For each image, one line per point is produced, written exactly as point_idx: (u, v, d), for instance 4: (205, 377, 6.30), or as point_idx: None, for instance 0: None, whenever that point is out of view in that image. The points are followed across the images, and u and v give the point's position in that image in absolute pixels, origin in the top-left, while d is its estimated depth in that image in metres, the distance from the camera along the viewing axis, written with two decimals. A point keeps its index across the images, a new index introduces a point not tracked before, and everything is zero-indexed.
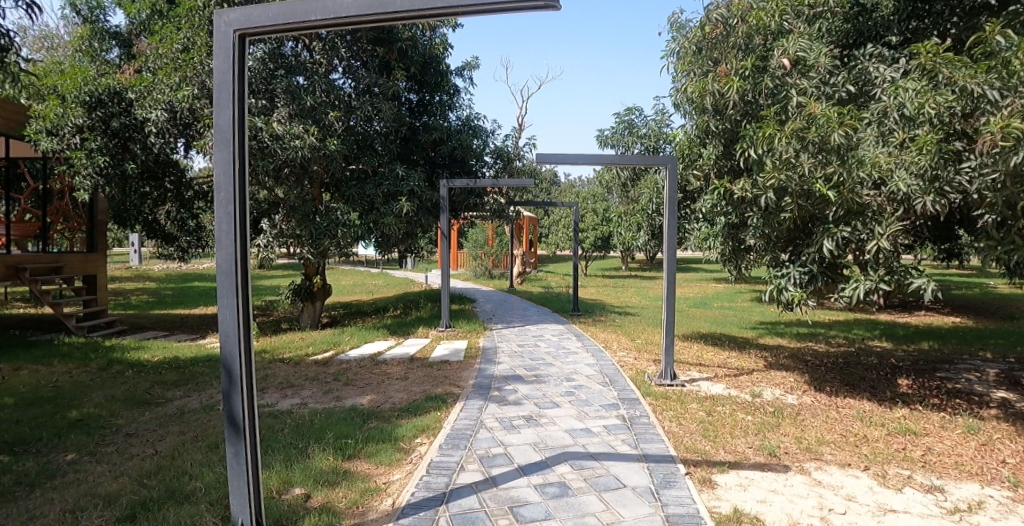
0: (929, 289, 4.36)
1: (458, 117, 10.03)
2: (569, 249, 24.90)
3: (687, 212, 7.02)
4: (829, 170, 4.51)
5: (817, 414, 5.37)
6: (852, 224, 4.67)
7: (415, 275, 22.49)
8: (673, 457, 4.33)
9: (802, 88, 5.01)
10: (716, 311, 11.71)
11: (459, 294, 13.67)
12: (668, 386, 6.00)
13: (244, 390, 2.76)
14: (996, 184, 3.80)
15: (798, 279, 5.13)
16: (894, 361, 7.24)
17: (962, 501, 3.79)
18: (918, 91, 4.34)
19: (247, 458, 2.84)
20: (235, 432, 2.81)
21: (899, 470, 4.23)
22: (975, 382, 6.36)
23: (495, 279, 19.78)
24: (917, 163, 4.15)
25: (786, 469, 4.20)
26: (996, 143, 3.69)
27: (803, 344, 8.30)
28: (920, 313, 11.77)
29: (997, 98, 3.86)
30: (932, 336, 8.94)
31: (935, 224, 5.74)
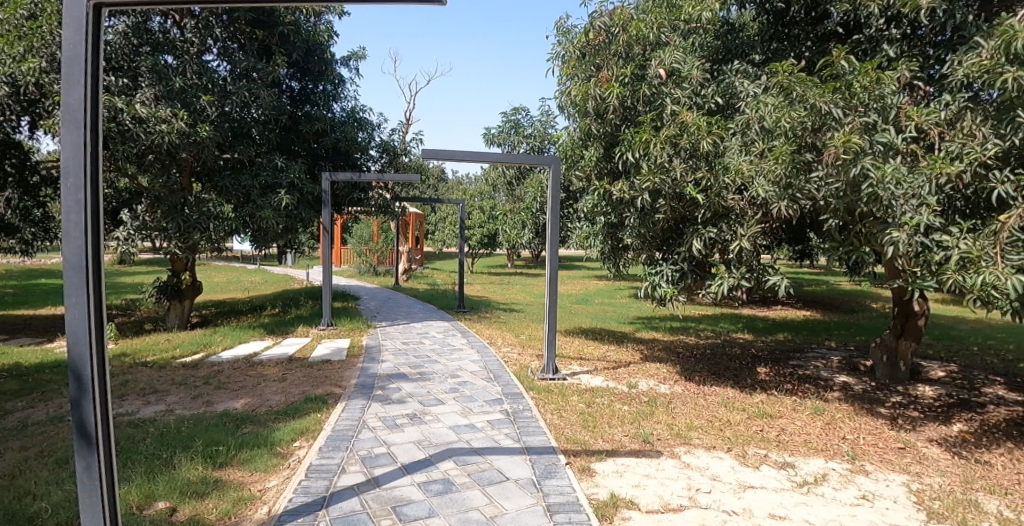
0: (783, 286, 4.67)
1: (342, 108, 9.72)
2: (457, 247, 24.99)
3: (569, 212, 7.17)
4: (698, 175, 4.84)
5: (687, 402, 5.73)
6: (718, 225, 4.97)
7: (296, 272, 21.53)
8: (554, 448, 4.48)
9: (677, 98, 5.18)
10: (597, 307, 12.24)
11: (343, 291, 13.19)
12: (551, 379, 6.17)
13: (99, 397, 2.28)
14: (839, 192, 4.18)
15: (670, 277, 5.37)
16: (753, 351, 7.91)
17: (809, 475, 4.22)
18: (776, 105, 4.56)
19: (101, 474, 2.36)
20: (86, 445, 2.32)
21: (757, 450, 4.63)
22: (822, 368, 7.01)
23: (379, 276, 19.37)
24: (773, 172, 4.43)
25: (659, 454, 4.48)
26: (840, 156, 4.05)
27: (676, 337, 8.89)
28: (778, 307, 13.00)
29: (840, 115, 4.20)
30: (787, 328, 9.91)
31: (789, 227, 6.30)
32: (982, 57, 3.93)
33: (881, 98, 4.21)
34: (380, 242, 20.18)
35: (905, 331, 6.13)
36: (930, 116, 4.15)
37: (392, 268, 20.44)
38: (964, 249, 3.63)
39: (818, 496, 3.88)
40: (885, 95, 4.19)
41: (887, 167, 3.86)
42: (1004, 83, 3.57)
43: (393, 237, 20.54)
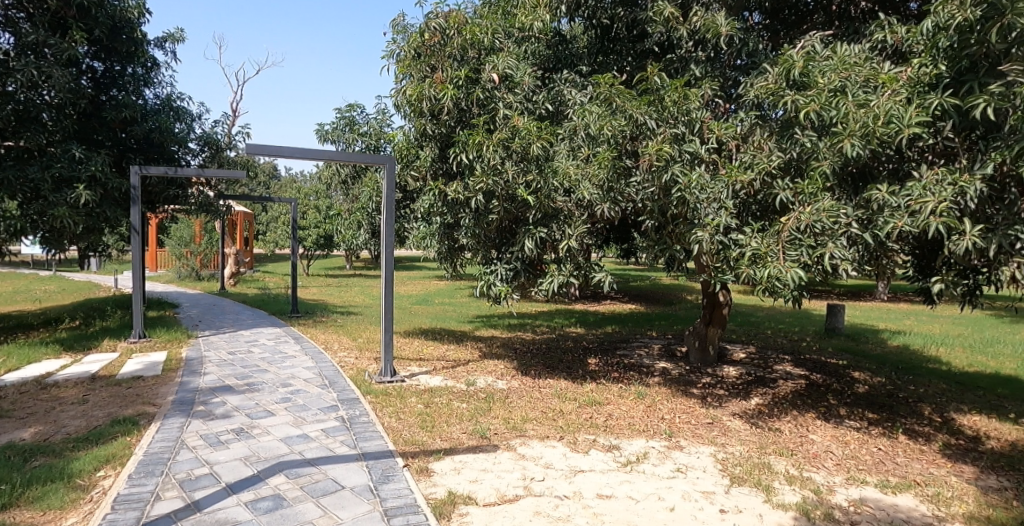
0: (607, 282, 4.91)
1: (157, 95, 8.84)
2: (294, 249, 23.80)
3: (405, 212, 7.10)
4: (529, 178, 4.94)
5: (522, 395, 5.96)
6: (548, 226, 5.14)
7: (102, 278, 19.04)
8: (391, 452, 4.43)
9: (509, 102, 5.38)
10: (437, 307, 12.34)
11: (159, 298, 11.91)
12: (388, 383, 6.08)
13: None
14: (654, 196, 4.55)
15: (504, 275, 5.47)
16: (584, 344, 8.45)
17: (632, 454, 4.58)
18: (600, 114, 4.88)
19: None
20: None
21: (587, 435, 4.93)
22: (644, 356, 7.65)
23: (204, 281, 17.75)
24: (597, 176, 4.66)
25: (496, 448, 4.60)
26: (653, 162, 4.40)
27: (513, 333, 9.23)
28: (607, 301, 14.02)
29: (654, 126, 4.59)
30: (615, 321, 10.72)
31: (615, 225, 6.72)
32: (767, 81, 4.52)
33: (688, 112, 4.60)
34: (204, 244, 18.59)
35: (713, 319, 6.88)
36: (728, 131, 4.53)
37: (217, 272, 18.96)
38: (754, 245, 3.97)
39: (639, 472, 4.23)
40: (691, 110, 4.58)
41: (692, 174, 4.24)
42: (785, 105, 4.16)
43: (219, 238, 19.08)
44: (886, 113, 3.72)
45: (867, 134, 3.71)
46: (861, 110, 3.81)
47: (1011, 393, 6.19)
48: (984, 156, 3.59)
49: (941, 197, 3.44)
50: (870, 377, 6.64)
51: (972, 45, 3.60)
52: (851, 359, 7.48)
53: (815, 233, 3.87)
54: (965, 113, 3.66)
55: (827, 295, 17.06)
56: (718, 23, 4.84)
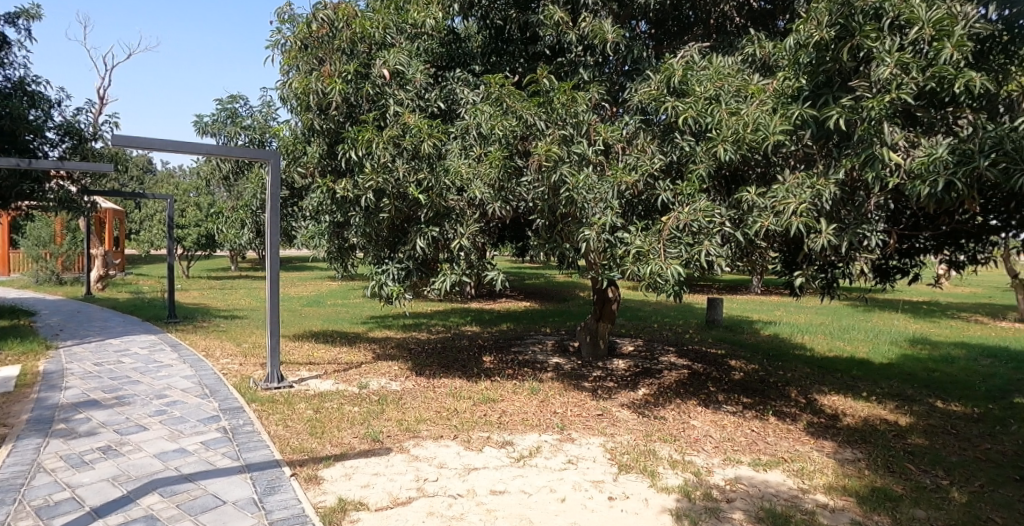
0: (499, 280, 4.98)
1: (6, 77, 7.86)
2: (172, 250, 22.12)
3: (293, 210, 6.81)
4: (420, 176, 4.89)
5: (417, 396, 5.90)
6: (441, 225, 5.11)
7: None
8: (278, 461, 4.22)
9: (400, 99, 5.25)
10: (330, 309, 11.95)
11: (7, 305, 10.62)
12: (275, 389, 5.80)
13: None
14: (545, 195, 4.58)
15: (396, 275, 5.41)
16: (480, 342, 8.52)
17: (525, 449, 4.66)
18: (492, 114, 4.92)
19: None
20: None
21: (481, 433, 4.96)
22: (538, 351, 7.83)
23: (64, 285, 16.06)
24: (488, 175, 4.68)
25: (389, 451, 4.52)
26: (542, 163, 4.49)
27: (408, 333, 9.13)
28: (502, 300, 14.22)
29: (543, 127, 4.72)
30: (509, 318, 10.91)
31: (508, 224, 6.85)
32: (651, 88, 4.66)
33: (576, 115, 4.75)
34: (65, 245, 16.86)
35: (603, 315, 7.12)
36: (614, 133, 4.73)
37: (81, 275, 17.24)
38: (638, 243, 4.11)
39: (532, 466, 4.31)
40: (579, 112, 4.73)
41: (580, 175, 4.31)
42: (667, 110, 4.42)
43: (83, 238, 17.39)
44: (755, 122, 3.98)
45: (737, 140, 3.98)
46: (732, 118, 4.08)
47: (862, 374, 6.94)
48: (836, 162, 3.97)
49: (801, 199, 3.76)
50: (744, 364, 7.20)
51: (828, 62, 3.97)
52: (728, 348, 8.08)
53: (692, 232, 4.08)
54: (821, 123, 3.96)
55: (706, 290, 18.34)
56: (605, 29, 5.02)
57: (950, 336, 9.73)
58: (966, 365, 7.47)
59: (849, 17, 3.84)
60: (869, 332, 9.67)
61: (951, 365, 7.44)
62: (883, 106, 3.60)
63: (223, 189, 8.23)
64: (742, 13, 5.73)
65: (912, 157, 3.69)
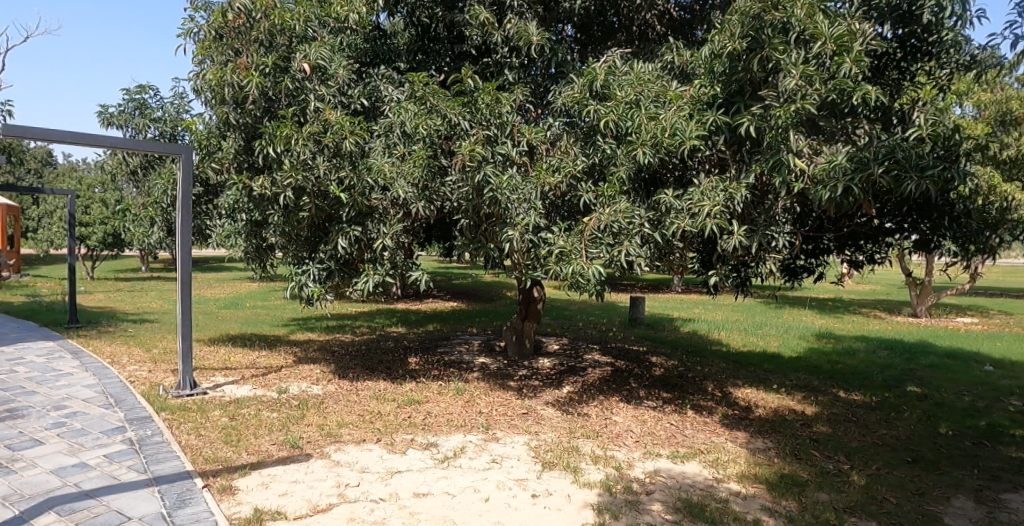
0: (423, 280, 4.92)
1: None
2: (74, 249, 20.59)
3: (207, 208, 6.50)
4: (342, 174, 4.77)
5: (339, 400, 5.76)
6: (364, 224, 4.99)
7: None
8: (190, 473, 4.00)
9: (320, 95, 5.12)
10: (249, 311, 11.48)
11: None
12: (187, 396, 5.50)
13: None
14: (469, 195, 4.57)
15: (317, 276, 5.23)
16: (406, 343, 8.41)
17: (450, 450, 4.64)
18: (416, 113, 4.86)
19: None
20: None
21: (405, 435, 4.90)
22: (464, 352, 7.82)
23: None
24: (412, 174, 4.62)
25: (309, 457, 4.38)
26: (466, 163, 4.49)
27: (331, 336, 8.90)
28: (429, 300, 14.12)
29: (468, 127, 4.71)
30: (436, 319, 10.84)
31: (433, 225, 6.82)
32: (574, 90, 4.79)
33: (500, 116, 4.78)
34: None
35: (528, 314, 7.24)
36: (538, 135, 4.80)
37: None
38: (562, 244, 4.18)
39: (456, 467, 4.29)
40: (503, 113, 4.77)
41: (504, 176, 4.37)
42: (589, 114, 4.51)
43: None
44: (672, 127, 4.11)
45: (655, 144, 4.11)
46: (651, 122, 4.20)
47: (773, 367, 7.34)
48: (748, 167, 4.20)
49: (715, 202, 3.93)
50: (665, 360, 7.46)
51: (740, 71, 4.17)
52: (650, 345, 8.36)
53: (613, 232, 4.18)
54: (733, 129, 4.15)
55: (630, 289, 18.90)
56: (530, 32, 5.08)
57: (851, 330, 10.45)
58: (865, 357, 8.04)
59: (758, 30, 4.04)
60: (779, 327, 10.25)
61: (852, 357, 8.00)
62: (789, 115, 3.80)
63: (132, 186, 7.75)
64: (662, 22, 5.93)
65: (814, 163, 3.91)
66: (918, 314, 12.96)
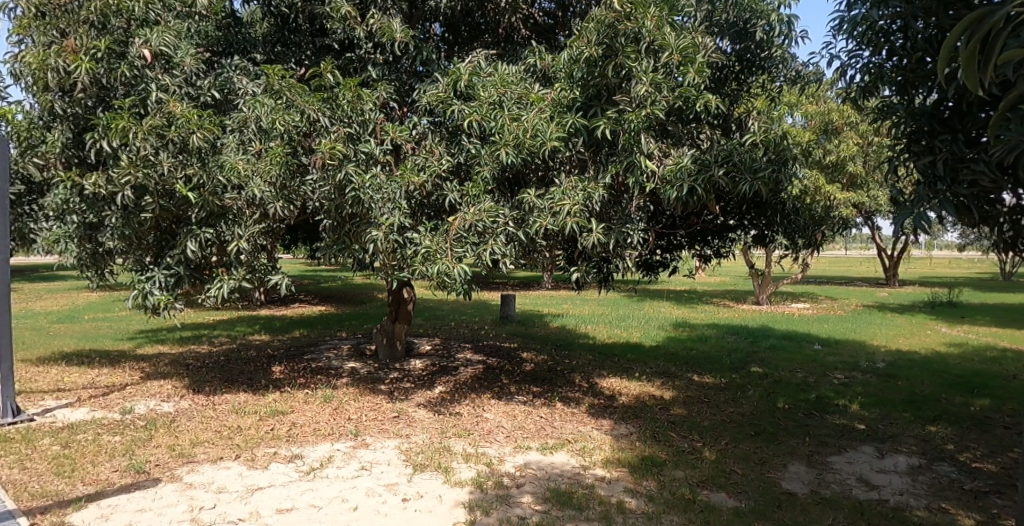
0: (284, 284, 4.73)
1: None
2: None
3: (31, 209, 5.76)
4: (189, 172, 4.45)
5: (193, 416, 5.34)
6: (217, 226, 4.69)
7: None
8: (11, 512, 3.51)
9: (164, 85, 4.71)
10: (86, 324, 10.29)
11: None
12: (9, 425, 4.83)
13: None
14: (330, 195, 4.42)
15: (164, 282, 4.82)
16: (270, 351, 7.97)
17: (316, 460, 4.46)
18: (273, 107, 4.62)
19: None
20: None
21: (267, 449, 4.64)
22: (333, 357, 7.55)
23: None
24: (269, 172, 4.40)
25: (157, 482, 4.02)
26: (326, 161, 4.33)
27: (184, 347, 8.22)
28: (296, 305, 13.49)
29: (329, 124, 4.53)
30: (303, 325, 10.38)
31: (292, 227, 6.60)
32: (439, 90, 4.78)
33: (362, 113, 4.67)
34: None
35: (399, 316, 7.10)
36: (402, 134, 4.78)
37: None
38: (426, 244, 4.16)
39: (323, 478, 4.13)
40: (365, 111, 4.66)
41: (366, 175, 4.25)
42: (454, 113, 4.53)
43: None
44: (533, 128, 4.24)
45: (518, 145, 4.21)
46: (514, 123, 4.31)
47: (636, 356, 7.81)
48: (605, 167, 4.41)
49: (575, 201, 4.10)
50: (535, 356, 7.69)
51: (597, 77, 4.33)
52: (521, 341, 8.58)
53: (478, 232, 4.24)
54: (591, 132, 4.36)
55: (504, 289, 19.27)
56: (393, 28, 5.02)
57: (703, 319, 11.41)
58: (714, 342, 8.81)
59: (613, 38, 4.24)
60: (640, 319, 10.95)
61: (704, 343, 8.73)
62: (641, 120, 4.04)
63: None
64: (527, 25, 6.06)
65: (664, 164, 4.19)
66: (761, 301, 14.43)
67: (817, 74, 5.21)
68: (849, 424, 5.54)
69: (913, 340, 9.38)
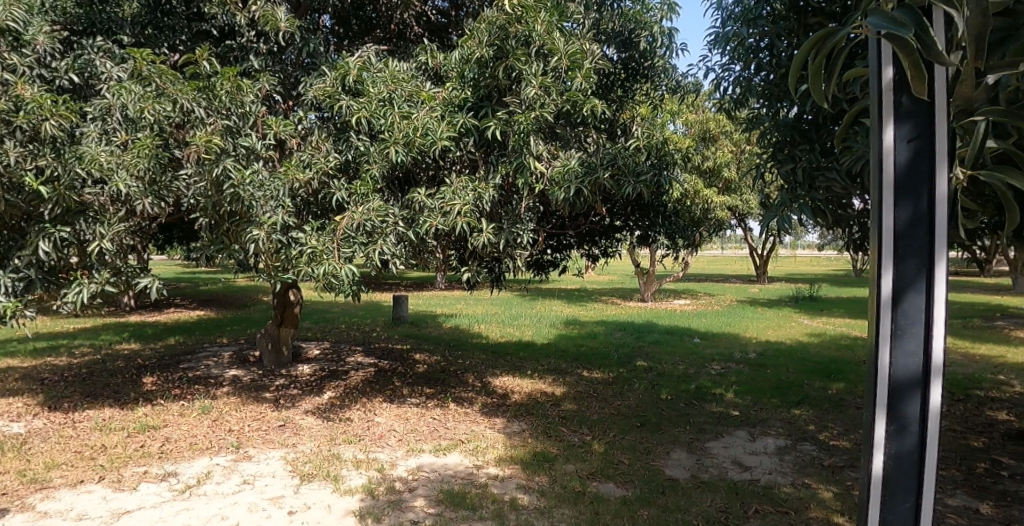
0: (154, 288, 4.29)
1: None
2: None
3: None
4: (41, 163, 3.97)
5: (48, 437, 4.78)
6: (74, 223, 4.18)
7: None
8: None
9: (11, 65, 4.17)
10: None
11: None
12: None
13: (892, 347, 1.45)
14: (206, 192, 4.09)
15: (11, 288, 4.22)
16: (139, 361, 7.30)
17: (192, 477, 4.14)
18: (141, 95, 4.19)
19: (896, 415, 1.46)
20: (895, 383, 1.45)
21: (136, 469, 4.24)
22: (212, 365, 7.05)
23: None
24: (136, 166, 4.03)
25: (2, 513, 3.55)
26: (201, 155, 4.03)
27: (36, 360, 7.34)
28: (170, 310, 12.46)
29: (204, 115, 4.22)
30: (179, 331, 9.62)
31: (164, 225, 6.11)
32: (325, 83, 4.61)
33: (242, 105, 4.35)
34: None
35: (285, 320, 6.75)
36: (286, 128, 4.53)
37: None
38: (312, 244, 3.97)
39: (200, 496, 3.84)
40: (246, 102, 4.34)
41: (246, 170, 3.97)
42: (341, 109, 4.38)
43: None
44: (423, 126, 4.18)
45: (408, 142, 4.15)
46: (404, 121, 4.23)
47: (528, 354, 7.98)
48: (495, 167, 4.46)
49: (465, 201, 4.10)
50: (428, 357, 7.63)
51: (488, 78, 4.38)
52: (413, 343, 8.47)
53: (367, 232, 4.13)
54: (481, 132, 4.40)
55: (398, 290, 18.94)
56: (277, 17, 4.74)
57: (593, 316, 11.85)
58: (602, 338, 9.18)
59: (503, 40, 4.29)
60: (532, 317, 11.19)
61: (593, 340, 9.08)
62: (530, 122, 4.11)
63: None
64: (419, 23, 5.97)
65: (552, 166, 4.30)
66: (645, 298, 15.25)
67: (695, 84, 5.56)
68: (724, 411, 5.96)
69: (778, 332, 10.30)
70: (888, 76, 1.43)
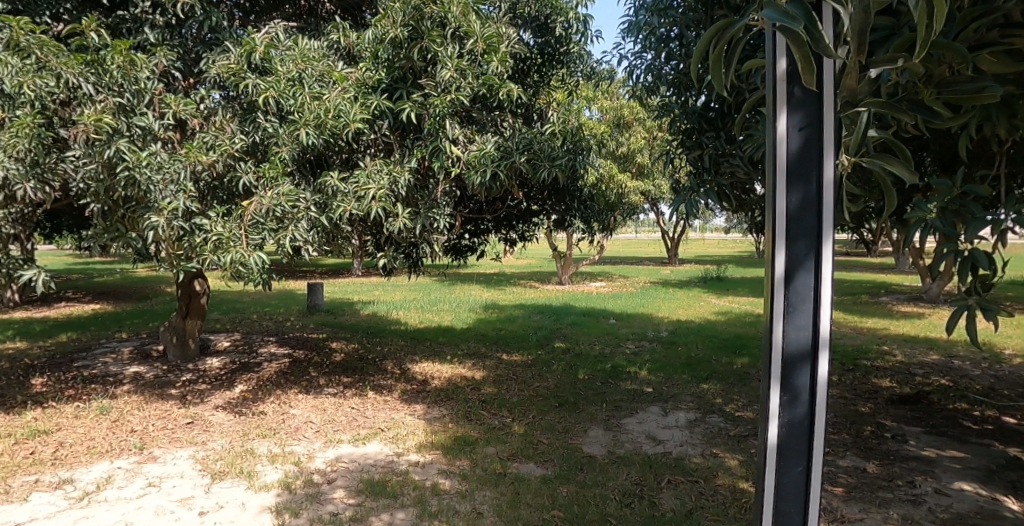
0: (40, 280, 3.89)
1: None
2: None
3: None
4: None
5: None
6: None
7: None
8: None
9: None
10: None
11: None
12: None
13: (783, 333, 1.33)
14: (97, 175, 3.78)
15: None
16: (25, 362, 6.67)
17: (90, 483, 3.85)
18: (19, 68, 3.75)
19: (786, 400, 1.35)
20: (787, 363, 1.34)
21: (24, 478, 3.89)
22: (110, 363, 6.55)
23: None
24: (14, 147, 3.62)
25: None
26: (89, 135, 3.70)
27: None
28: (59, 305, 11.44)
29: (92, 92, 3.86)
30: (70, 327, 8.86)
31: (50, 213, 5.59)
32: (229, 60, 4.32)
33: (136, 81, 4.02)
34: None
35: (190, 311, 6.37)
36: (187, 107, 4.23)
37: None
38: (217, 231, 3.77)
39: (100, 502, 3.57)
40: (140, 79, 4.02)
41: (142, 151, 3.71)
42: (246, 87, 4.10)
43: None
44: (335, 108, 4.06)
45: (318, 124, 4.00)
46: (314, 102, 4.07)
47: (447, 339, 7.98)
48: (410, 151, 4.41)
49: (379, 185, 4.02)
50: (345, 345, 7.46)
51: (401, 58, 4.26)
52: (330, 331, 8.24)
53: (277, 217, 3.95)
54: (396, 116, 4.34)
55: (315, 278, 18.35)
56: None
57: (513, 300, 11.99)
58: (522, 322, 9.31)
59: (418, 21, 4.18)
60: (452, 302, 11.17)
61: (512, 323, 9.19)
62: (445, 105, 4.08)
63: None
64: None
65: (468, 150, 4.28)
66: (564, 281, 15.59)
67: (609, 72, 5.69)
68: (639, 388, 6.20)
69: (688, 311, 10.83)
70: (781, 68, 1.28)
